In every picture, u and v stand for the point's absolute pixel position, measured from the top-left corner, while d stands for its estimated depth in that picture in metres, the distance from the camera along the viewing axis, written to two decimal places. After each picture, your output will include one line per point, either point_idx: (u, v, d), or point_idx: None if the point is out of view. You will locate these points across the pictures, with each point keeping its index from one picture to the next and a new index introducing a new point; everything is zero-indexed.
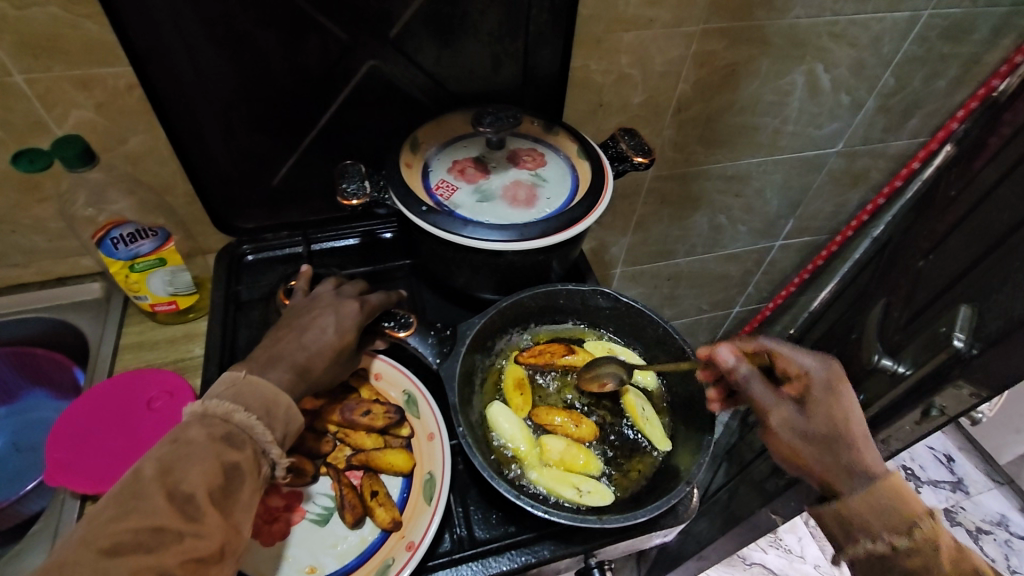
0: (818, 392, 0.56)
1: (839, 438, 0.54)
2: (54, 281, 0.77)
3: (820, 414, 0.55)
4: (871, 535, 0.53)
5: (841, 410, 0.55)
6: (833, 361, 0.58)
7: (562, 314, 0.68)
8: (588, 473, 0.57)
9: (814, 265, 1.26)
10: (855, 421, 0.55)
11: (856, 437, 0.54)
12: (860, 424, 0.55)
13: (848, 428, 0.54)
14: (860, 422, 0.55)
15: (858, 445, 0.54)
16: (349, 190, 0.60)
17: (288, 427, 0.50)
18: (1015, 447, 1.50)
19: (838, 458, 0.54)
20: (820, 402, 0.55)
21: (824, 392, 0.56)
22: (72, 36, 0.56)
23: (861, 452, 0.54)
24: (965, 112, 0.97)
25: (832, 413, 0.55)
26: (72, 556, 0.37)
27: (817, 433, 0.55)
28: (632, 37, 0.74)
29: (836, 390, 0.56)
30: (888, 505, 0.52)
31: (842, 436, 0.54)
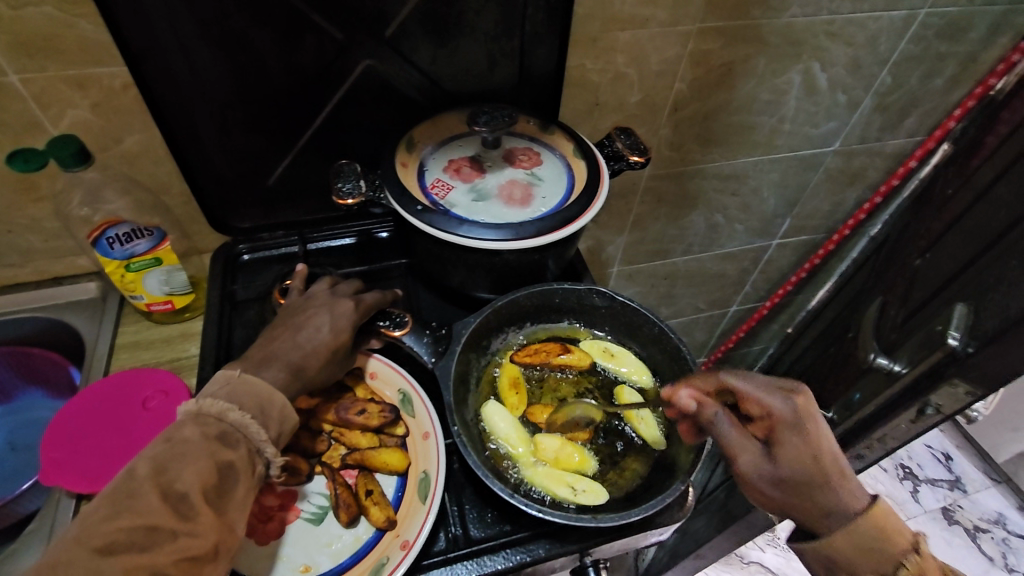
0: (787, 433, 0.52)
1: (813, 480, 0.51)
2: (50, 281, 0.77)
3: (789, 458, 0.51)
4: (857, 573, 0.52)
5: (816, 453, 0.51)
6: (804, 395, 0.53)
7: (557, 313, 0.68)
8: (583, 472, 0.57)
9: (810, 265, 1.25)
10: (830, 461, 0.51)
11: (832, 478, 0.51)
12: (834, 460, 0.52)
13: (824, 470, 0.51)
14: (834, 458, 0.52)
15: (836, 486, 0.52)
16: (345, 189, 0.60)
17: (282, 427, 0.50)
18: (1012, 445, 1.51)
19: (814, 498, 0.52)
20: (789, 445, 0.52)
21: (796, 434, 0.52)
22: (67, 36, 0.56)
23: (835, 489, 0.52)
24: (963, 110, 0.96)
25: (803, 455, 0.51)
26: (65, 555, 0.37)
27: (791, 479, 0.51)
28: (629, 36, 0.74)
29: (808, 431, 0.52)
30: (874, 543, 0.52)
31: (818, 479, 0.51)
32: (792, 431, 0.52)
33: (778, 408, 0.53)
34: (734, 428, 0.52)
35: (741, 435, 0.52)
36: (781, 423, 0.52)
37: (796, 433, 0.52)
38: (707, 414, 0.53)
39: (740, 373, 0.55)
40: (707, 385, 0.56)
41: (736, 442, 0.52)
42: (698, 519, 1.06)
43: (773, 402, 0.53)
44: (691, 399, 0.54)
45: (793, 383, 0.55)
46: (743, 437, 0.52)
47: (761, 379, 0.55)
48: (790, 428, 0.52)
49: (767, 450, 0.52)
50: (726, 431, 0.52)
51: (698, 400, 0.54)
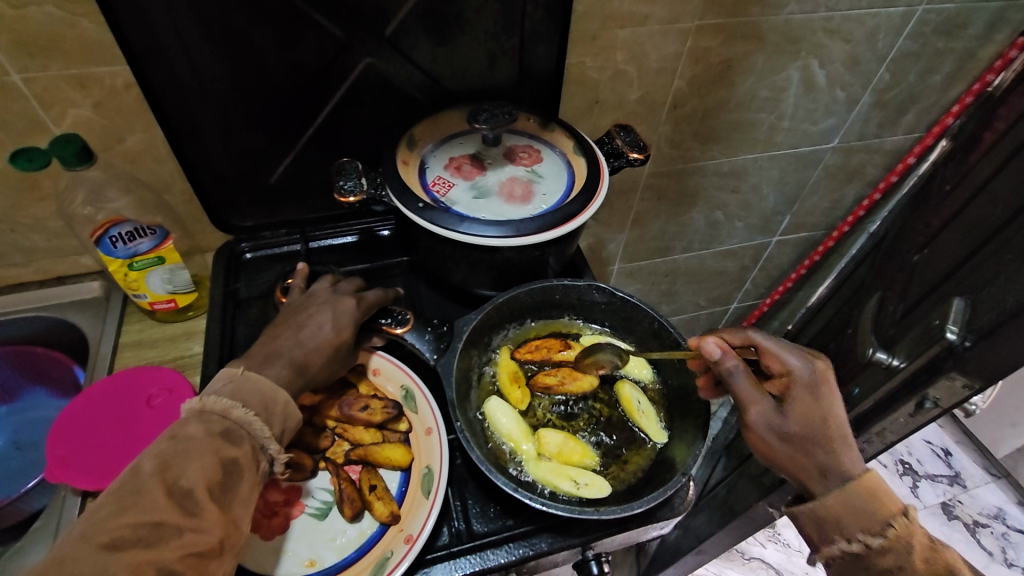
0: (800, 390, 0.57)
1: (817, 438, 0.55)
2: (53, 281, 0.78)
3: (797, 413, 0.56)
4: (841, 529, 0.55)
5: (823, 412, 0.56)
6: (821, 363, 0.59)
7: (558, 309, 0.69)
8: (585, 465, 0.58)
9: (811, 261, 1.26)
10: (834, 420, 0.55)
11: (833, 437, 0.55)
12: (841, 425, 0.56)
13: (828, 429, 0.55)
14: (840, 422, 0.56)
15: (835, 447, 0.55)
16: (347, 186, 0.60)
17: (286, 424, 0.50)
18: (1012, 441, 1.50)
19: (813, 457, 0.55)
20: (799, 402, 0.56)
21: (808, 393, 0.57)
22: (71, 35, 0.56)
23: (837, 450, 0.55)
24: (960, 107, 0.98)
25: (811, 412, 0.56)
26: (72, 551, 0.37)
27: (795, 434, 0.55)
28: (628, 33, 0.74)
29: (821, 393, 0.56)
30: (862, 503, 0.54)
31: (822, 437, 0.55)
32: (805, 390, 0.57)
33: (795, 368, 0.58)
34: (751, 382, 0.55)
35: (756, 389, 0.55)
36: (795, 383, 0.57)
37: (807, 392, 0.57)
38: (727, 364, 0.55)
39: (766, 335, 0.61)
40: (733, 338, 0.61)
41: (750, 393, 0.55)
42: (699, 515, 1.07)
43: (791, 363, 0.58)
44: (716, 348, 0.55)
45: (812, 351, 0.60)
46: (758, 390, 0.55)
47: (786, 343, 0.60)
48: (802, 387, 0.57)
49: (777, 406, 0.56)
50: (739, 379, 0.55)
51: (722, 350, 0.55)
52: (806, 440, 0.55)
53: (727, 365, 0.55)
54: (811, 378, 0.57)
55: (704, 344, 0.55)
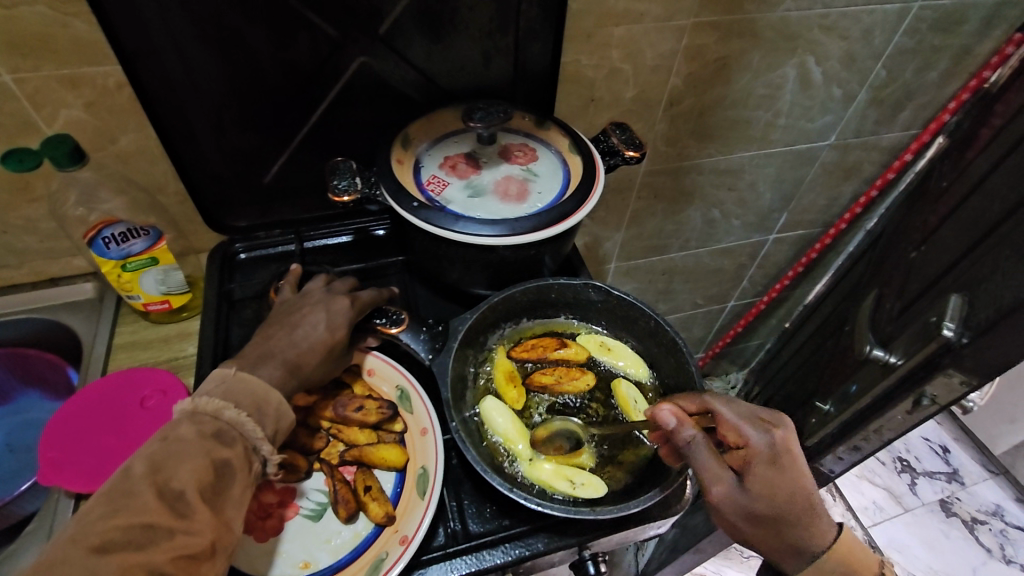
0: (763, 467, 0.52)
1: (784, 517, 0.52)
2: (46, 282, 0.77)
3: (762, 492, 0.52)
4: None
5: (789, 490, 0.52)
6: (784, 429, 0.54)
7: (554, 308, 0.69)
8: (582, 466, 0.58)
9: (808, 258, 1.26)
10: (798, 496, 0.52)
11: (798, 513, 0.53)
12: (808, 497, 0.53)
13: (794, 504, 0.52)
14: (807, 496, 0.53)
15: (802, 521, 0.53)
16: (340, 186, 0.60)
17: (279, 424, 0.50)
18: (1010, 437, 1.50)
19: (781, 532, 0.53)
20: (764, 480, 0.52)
21: (774, 468, 0.52)
22: (61, 35, 0.56)
23: (808, 523, 0.53)
24: (957, 104, 0.97)
25: (778, 491, 0.52)
26: (60, 554, 0.37)
27: (763, 514, 0.52)
28: (623, 31, 0.74)
29: (784, 467, 0.52)
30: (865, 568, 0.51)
31: (791, 513, 0.52)
32: (770, 467, 0.52)
33: (756, 440, 0.53)
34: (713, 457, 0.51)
35: (718, 465, 0.51)
36: (758, 458, 0.52)
37: (770, 469, 0.52)
38: (685, 435, 0.52)
39: (723, 400, 0.55)
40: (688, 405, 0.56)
41: (713, 472, 0.51)
42: (698, 514, 1.06)
43: (752, 436, 0.53)
44: (671, 416, 0.52)
45: (774, 414, 0.55)
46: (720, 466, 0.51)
47: (745, 407, 0.55)
48: (765, 463, 0.52)
49: (741, 482, 0.52)
50: (699, 453, 0.51)
51: (678, 419, 0.52)
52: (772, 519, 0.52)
53: (684, 436, 0.51)
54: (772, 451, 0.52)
55: (659, 412, 0.52)
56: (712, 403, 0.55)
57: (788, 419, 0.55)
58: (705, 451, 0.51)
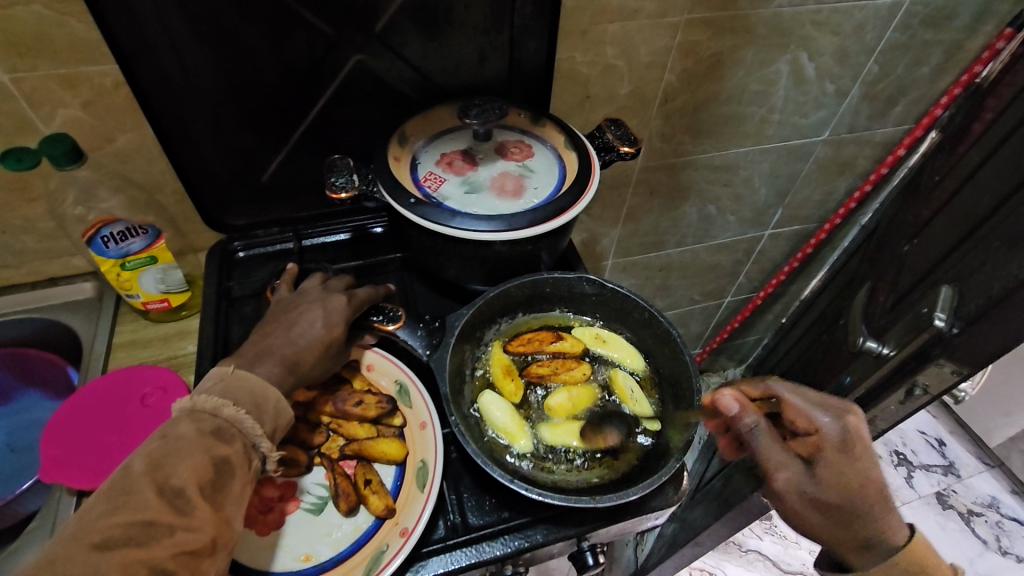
0: (830, 451, 0.58)
1: (853, 506, 0.57)
2: (45, 282, 0.77)
3: (831, 479, 0.57)
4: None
5: (853, 476, 0.57)
6: (853, 418, 0.61)
7: (550, 302, 0.69)
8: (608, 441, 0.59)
9: (803, 253, 1.26)
10: (864, 483, 0.58)
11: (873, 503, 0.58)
12: (876, 486, 0.58)
13: (862, 487, 0.57)
14: (873, 483, 0.58)
15: (873, 513, 0.58)
16: (338, 183, 0.60)
17: (278, 421, 0.50)
18: (1005, 430, 1.51)
19: (852, 525, 0.57)
20: (835, 463, 0.58)
21: (843, 453, 0.58)
22: (59, 35, 0.56)
23: (880, 521, 0.57)
24: (949, 98, 0.98)
25: (846, 474, 0.57)
26: (62, 552, 0.37)
27: (830, 497, 0.57)
28: (617, 28, 0.74)
29: (853, 450, 0.58)
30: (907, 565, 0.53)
31: (856, 499, 0.57)
32: (840, 449, 0.58)
33: (824, 426, 0.60)
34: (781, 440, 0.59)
35: (784, 448, 0.59)
36: (828, 443, 0.59)
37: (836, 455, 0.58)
38: (747, 421, 0.57)
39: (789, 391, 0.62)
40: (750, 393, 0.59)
41: (778, 455, 0.58)
42: (697, 508, 1.07)
43: (821, 421, 0.60)
44: (734, 402, 0.58)
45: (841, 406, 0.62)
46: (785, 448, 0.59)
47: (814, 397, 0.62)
48: (833, 449, 0.58)
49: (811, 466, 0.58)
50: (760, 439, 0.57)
51: (739, 405, 0.58)
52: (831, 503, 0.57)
53: (746, 422, 0.57)
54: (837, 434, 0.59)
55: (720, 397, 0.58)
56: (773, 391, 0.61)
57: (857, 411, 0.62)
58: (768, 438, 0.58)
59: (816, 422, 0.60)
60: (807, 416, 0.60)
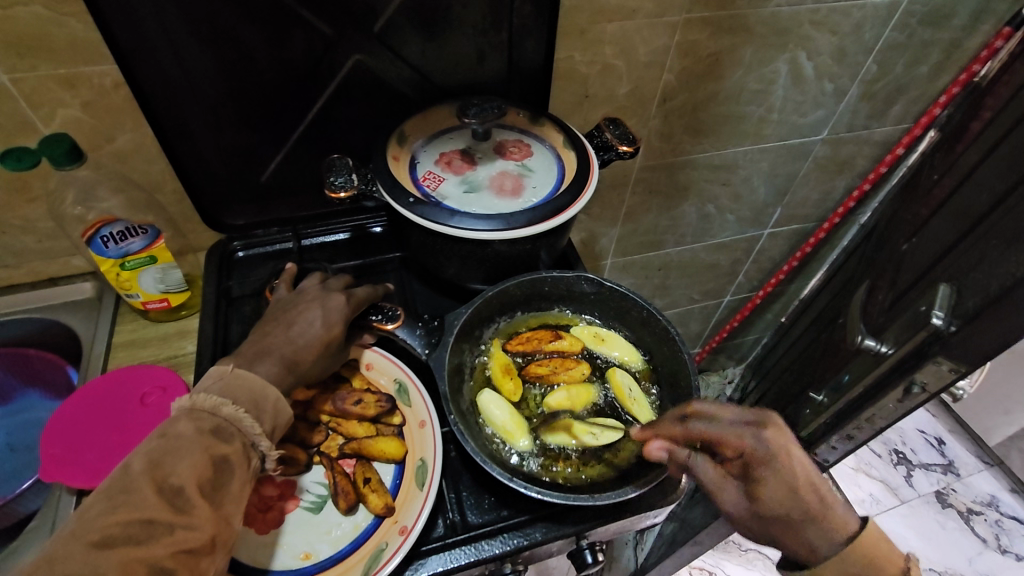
0: (761, 472, 0.52)
1: (795, 516, 0.51)
2: (45, 282, 0.77)
3: (768, 496, 0.51)
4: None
5: (790, 489, 0.51)
6: (778, 428, 0.53)
7: (549, 301, 0.69)
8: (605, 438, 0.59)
9: (803, 252, 1.27)
10: (804, 492, 0.51)
11: (818, 505, 0.52)
12: (813, 490, 0.52)
13: (804, 496, 0.51)
14: (813, 486, 0.52)
15: (816, 515, 0.52)
16: (337, 182, 0.61)
17: (277, 420, 0.50)
18: (1004, 428, 1.52)
19: (800, 531, 0.52)
20: (768, 481, 0.51)
21: (773, 470, 0.51)
22: (58, 35, 0.56)
23: (820, 521, 0.52)
24: (948, 97, 0.98)
25: (785, 489, 0.51)
26: (61, 550, 0.37)
27: (772, 514, 0.52)
28: (616, 27, 0.74)
29: (781, 468, 0.51)
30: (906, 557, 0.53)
31: (799, 511, 0.51)
32: (769, 467, 0.51)
33: (750, 448, 0.52)
34: (712, 466, 0.53)
35: (717, 475, 0.53)
36: (757, 460, 0.52)
37: (767, 474, 0.51)
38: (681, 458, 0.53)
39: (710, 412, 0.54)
40: (674, 429, 0.54)
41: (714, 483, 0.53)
42: (696, 507, 1.07)
43: (743, 441, 0.52)
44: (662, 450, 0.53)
45: (760, 414, 0.54)
46: (718, 475, 0.53)
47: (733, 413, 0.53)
48: (764, 467, 0.51)
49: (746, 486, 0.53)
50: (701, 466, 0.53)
51: (670, 451, 0.54)
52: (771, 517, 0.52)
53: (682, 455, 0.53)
54: (763, 449, 0.52)
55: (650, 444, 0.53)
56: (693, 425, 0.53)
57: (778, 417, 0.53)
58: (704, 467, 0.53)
59: (738, 443, 0.52)
60: (727, 440, 0.52)
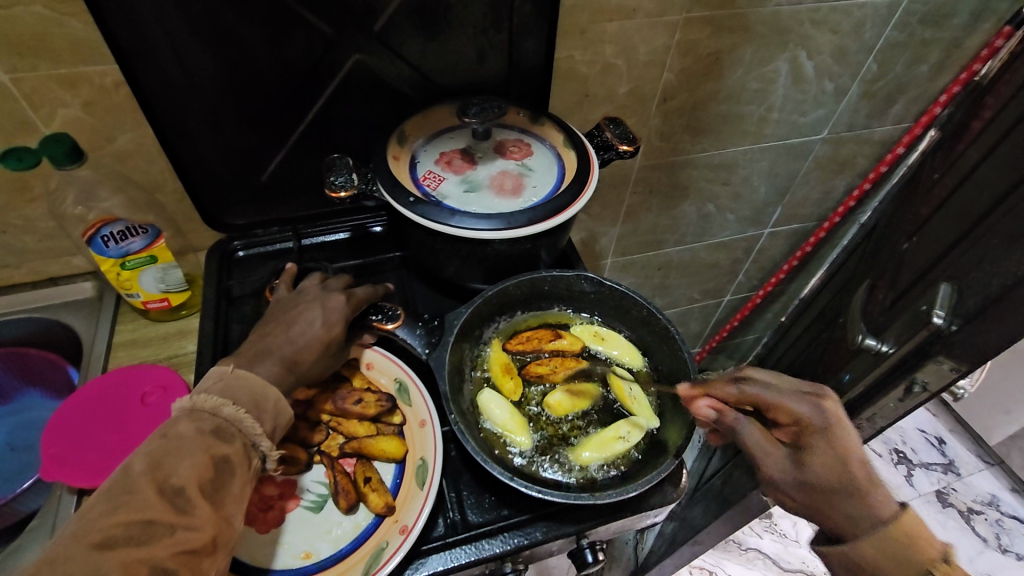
0: (814, 437, 0.54)
1: (843, 488, 0.53)
2: (45, 282, 0.78)
3: (819, 463, 0.53)
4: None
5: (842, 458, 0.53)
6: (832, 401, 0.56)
7: (548, 300, 0.69)
8: (613, 438, 0.59)
9: (803, 252, 1.27)
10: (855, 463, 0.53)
11: (865, 480, 0.53)
12: (862, 464, 0.53)
13: (852, 470, 0.53)
14: (863, 462, 0.53)
15: (863, 491, 0.53)
16: (337, 181, 0.61)
17: (278, 420, 0.50)
18: (1005, 428, 1.52)
19: (844, 505, 0.53)
20: (818, 448, 0.54)
21: (825, 437, 0.54)
22: (59, 36, 0.56)
23: (865, 497, 0.52)
24: (948, 96, 0.98)
25: (835, 460, 0.53)
26: (62, 551, 0.37)
27: (817, 482, 0.53)
28: (616, 27, 0.74)
29: (837, 434, 0.53)
30: None
31: (844, 482, 0.52)
32: (821, 435, 0.54)
33: (805, 414, 0.54)
34: (759, 430, 0.56)
35: (765, 438, 0.56)
36: (809, 427, 0.54)
37: (819, 441, 0.54)
38: (728, 419, 0.56)
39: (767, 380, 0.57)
40: (729, 393, 0.57)
41: (761, 448, 0.55)
42: (696, 507, 1.07)
43: (799, 408, 0.55)
44: (710, 409, 0.56)
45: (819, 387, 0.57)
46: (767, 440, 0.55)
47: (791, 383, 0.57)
48: (817, 432, 0.54)
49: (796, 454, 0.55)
50: (746, 427, 0.56)
51: (718, 410, 0.56)
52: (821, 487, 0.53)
53: (729, 417, 0.56)
54: (817, 416, 0.54)
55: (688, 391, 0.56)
56: (749, 388, 0.57)
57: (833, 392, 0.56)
58: (751, 428, 0.56)
59: (793, 408, 0.55)
60: (781, 404, 0.55)
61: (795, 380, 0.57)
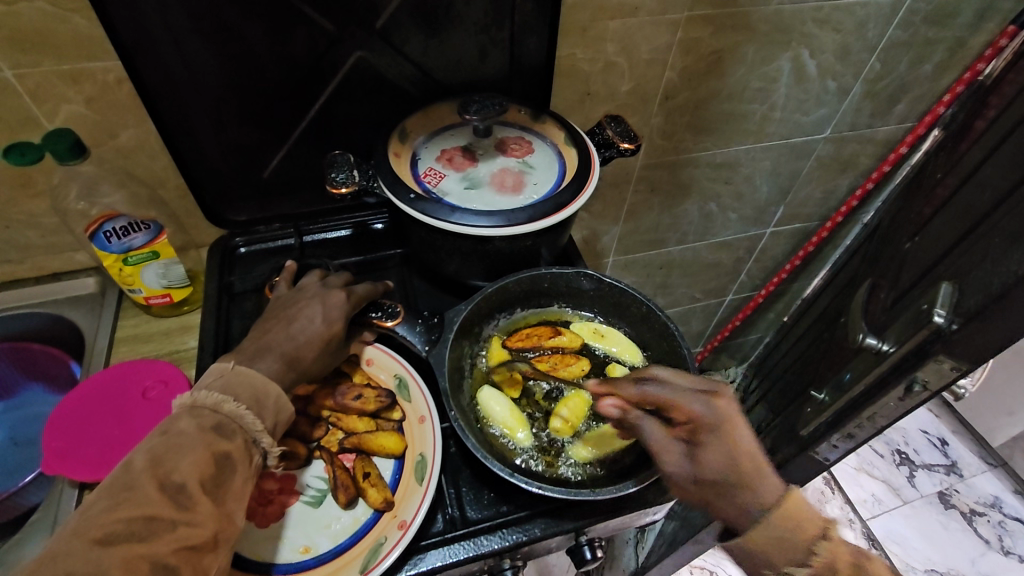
0: (708, 437, 0.52)
1: (731, 482, 0.52)
2: (49, 277, 0.78)
3: (711, 461, 0.51)
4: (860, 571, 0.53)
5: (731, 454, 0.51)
6: (724, 397, 0.53)
7: (548, 297, 0.69)
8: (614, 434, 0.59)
9: (804, 252, 1.26)
10: (744, 460, 0.52)
11: (751, 475, 0.52)
12: (751, 460, 0.52)
13: (742, 465, 0.51)
14: (751, 457, 0.52)
15: (749, 484, 0.52)
16: (338, 178, 0.61)
17: (278, 416, 0.51)
18: (1008, 430, 1.51)
19: (731, 498, 0.52)
20: (712, 447, 0.52)
21: (718, 436, 0.52)
22: (62, 32, 0.57)
23: (753, 488, 0.52)
24: (952, 96, 0.97)
25: (726, 457, 0.51)
26: (64, 547, 0.37)
27: (709, 479, 0.52)
28: (618, 24, 0.74)
29: (728, 432, 0.51)
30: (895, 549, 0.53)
31: (735, 478, 0.51)
32: (713, 434, 0.51)
33: (700, 414, 0.52)
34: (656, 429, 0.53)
35: (663, 438, 0.53)
36: (703, 427, 0.52)
37: (710, 441, 0.52)
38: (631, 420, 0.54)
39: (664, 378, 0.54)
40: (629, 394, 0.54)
41: (659, 448, 0.52)
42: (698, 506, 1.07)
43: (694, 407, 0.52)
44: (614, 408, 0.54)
45: (714, 383, 0.54)
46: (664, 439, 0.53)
47: (688, 380, 0.54)
48: (710, 431, 0.52)
49: (691, 451, 0.52)
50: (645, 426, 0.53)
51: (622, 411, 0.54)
52: (712, 483, 0.52)
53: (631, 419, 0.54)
54: (710, 414, 0.52)
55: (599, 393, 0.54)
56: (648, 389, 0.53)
57: (728, 388, 0.54)
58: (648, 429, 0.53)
59: (688, 408, 0.52)
60: (676, 404, 0.52)
61: (691, 376, 0.54)
